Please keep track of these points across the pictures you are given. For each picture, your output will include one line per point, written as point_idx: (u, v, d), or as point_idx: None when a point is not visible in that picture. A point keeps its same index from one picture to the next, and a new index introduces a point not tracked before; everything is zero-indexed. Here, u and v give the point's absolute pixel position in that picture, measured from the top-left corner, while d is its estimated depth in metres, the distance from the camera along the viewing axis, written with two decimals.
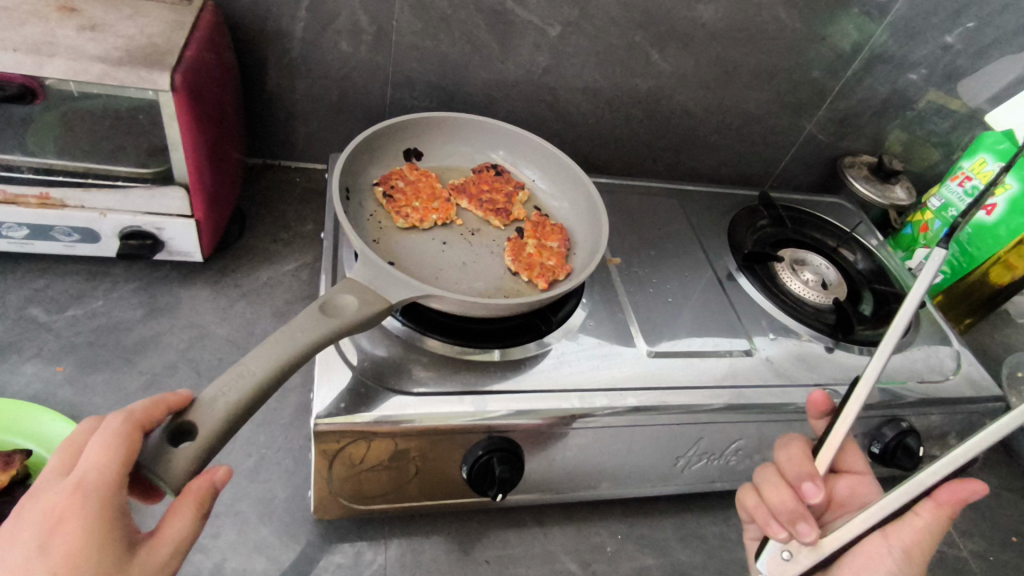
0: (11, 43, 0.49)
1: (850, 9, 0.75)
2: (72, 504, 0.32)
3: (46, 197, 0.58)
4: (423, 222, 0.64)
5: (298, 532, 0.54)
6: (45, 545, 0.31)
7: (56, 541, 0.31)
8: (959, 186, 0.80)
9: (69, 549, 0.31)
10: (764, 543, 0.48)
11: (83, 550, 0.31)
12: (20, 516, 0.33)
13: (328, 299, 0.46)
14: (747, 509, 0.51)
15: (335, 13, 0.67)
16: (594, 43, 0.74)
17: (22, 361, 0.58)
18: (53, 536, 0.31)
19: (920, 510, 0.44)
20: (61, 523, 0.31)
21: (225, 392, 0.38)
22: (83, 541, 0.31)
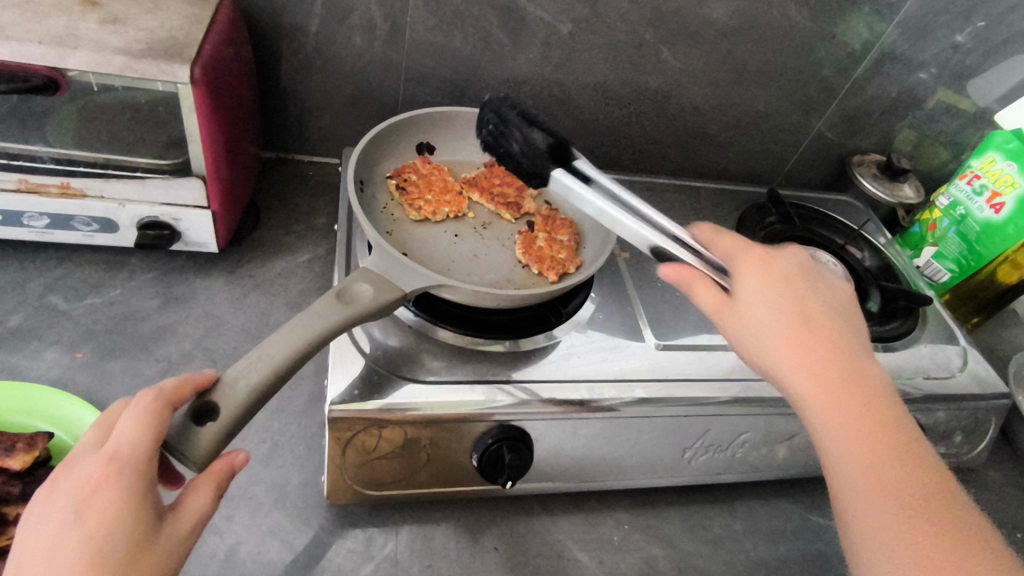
0: (36, 36, 0.50)
1: (860, 7, 0.75)
2: (107, 475, 0.33)
3: (67, 186, 0.59)
4: (436, 214, 0.65)
5: (312, 517, 0.55)
6: (80, 514, 0.32)
7: (91, 508, 0.32)
8: (969, 185, 0.79)
9: (104, 518, 0.32)
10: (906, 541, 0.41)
11: (117, 518, 0.32)
12: (56, 485, 0.34)
13: (344, 286, 0.47)
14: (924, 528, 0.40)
15: (350, 9, 0.68)
16: (605, 40, 0.74)
17: (43, 347, 0.59)
18: (89, 505, 0.32)
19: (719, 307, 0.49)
20: (96, 492, 0.32)
21: (245, 373, 0.39)
22: (116, 511, 0.32)
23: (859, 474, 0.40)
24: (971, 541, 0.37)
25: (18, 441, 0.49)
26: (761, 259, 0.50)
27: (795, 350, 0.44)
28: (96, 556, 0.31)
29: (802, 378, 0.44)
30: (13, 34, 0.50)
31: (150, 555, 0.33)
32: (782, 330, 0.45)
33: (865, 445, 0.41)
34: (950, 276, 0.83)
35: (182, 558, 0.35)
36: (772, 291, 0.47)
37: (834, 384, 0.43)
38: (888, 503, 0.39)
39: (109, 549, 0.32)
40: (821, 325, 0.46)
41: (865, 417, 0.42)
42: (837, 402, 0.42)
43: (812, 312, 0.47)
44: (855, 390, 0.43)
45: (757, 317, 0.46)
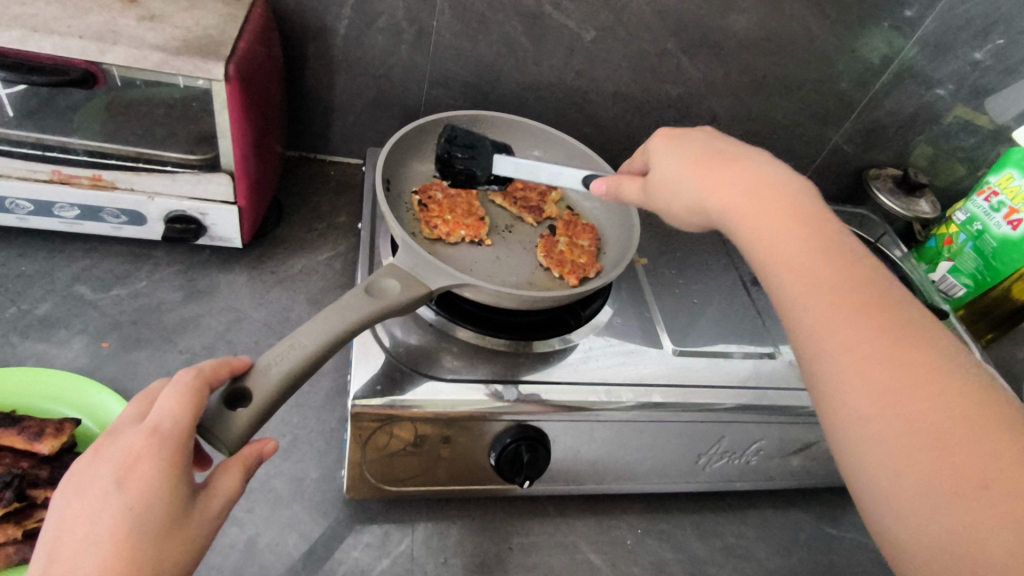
0: (77, 31, 0.52)
1: (881, 23, 0.76)
2: (148, 446, 0.34)
3: (98, 179, 0.60)
4: (450, 235, 0.64)
5: (329, 510, 0.56)
6: (121, 482, 0.33)
7: (131, 479, 0.33)
8: (985, 202, 0.79)
9: (145, 488, 0.33)
10: (907, 439, 0.33)
11: (156, 488, 0.33)
12: (97, 454, 0.35)
13: (373, 282, 0.48)
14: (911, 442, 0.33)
15: (378, 12, 0.69)
16: (627, 49, 0.75)
17: (70, 335, 0.60)
18: (130, 474, 0.33)
19: (670, 183, 0.48)
20: (139, 462, 0.33)
21: (278, 361, 0.41)
22: (156, 482, 0.33)
23: (842, 336, 0.37)
24: (952, 380, 0.34)
25: (46, 426, 0.50)
26: (702, 146, 0.49)
27: (756, 217, 0.42)
28: (133, 528, 0.32)
29: (767, 243, 0.41)
30: (56, 29, 0.51)
31: (182, 530, 0.34)
32: (734, 195, 0.44)
33: (838, 297, 0.38)
34: (965, 290, 0.83)
35: (210, 535, 0.35)
36: (720, 166, 0.46)
37: (803, 245, 0.40)
38: (875, 362, 0.35)
39: (146, 519, 0.33)
40: (774, 185, 0.44)
41: (836, 272, 0.39)
42: (812, 264, 0.39)
43: (764, 175, 0.45)
44: (824, 247, 0.40)
45: (713, 192, 0.45)
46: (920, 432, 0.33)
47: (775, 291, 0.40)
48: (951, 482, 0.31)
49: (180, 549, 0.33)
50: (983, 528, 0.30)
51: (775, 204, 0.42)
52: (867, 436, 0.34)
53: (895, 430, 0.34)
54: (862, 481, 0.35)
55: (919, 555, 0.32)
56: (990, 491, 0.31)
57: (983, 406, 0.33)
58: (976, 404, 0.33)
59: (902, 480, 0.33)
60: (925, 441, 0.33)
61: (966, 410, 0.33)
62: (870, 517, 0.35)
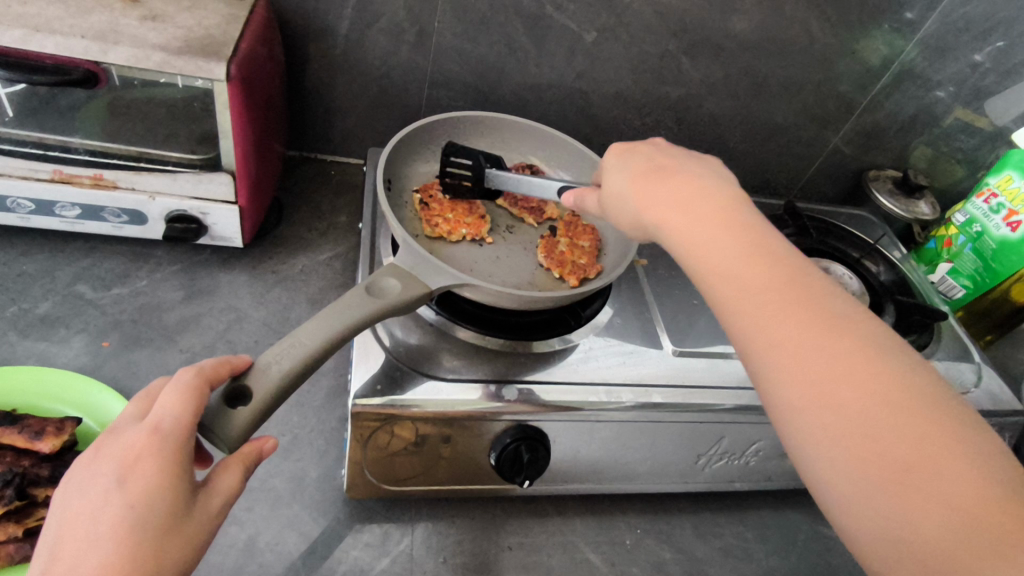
0: (79, 30, 0.52)
1: (881, 25, 0.76)
2: (150, 444, 0.34)
3: (99, 178, 0.60)
4: (452, 233, 0.65)
5: (329, 510, 0.56)
6: (122, 481, 0.33)
7: (133, 477, 0.33)
8: (985, 203, 0.79)
9: (146, 485, 0.33)
10: (850, 445, 0.33)
11: (157, 486, 0.33)
12: (99, 452, 0.35)
13: (373, 281, 0.48)
14: (855, 449, 0.33)
15: (379, 13, 0.69)
16: (628, 50, 0.75)
17: (70, 334, 0.61)
18: (131, 472, 0.33)
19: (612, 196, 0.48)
20: (140, 460, 0.33)
21: (278, 360, 0.41)
22: (157, 480, 0.33)
23: (780, 345, 0.36)
24: (892, 381, 0.34)
25: (47, 425, 0.50)
26: (641, 157, 0.49)
27: (689, 228, 0.42)
28: (135, 525, 0.32)
29: (702, 254, 0.41)
30: (58, 29, 0.51)
31: (183, 528, 0.34)
32: (668, 210, 0.43)
33: (776, 307, 0.37)
34: (964, 291, 0.84)
35: (211, 533, 0.36)
36: (655, 178, 0.45)
37: (735, 252, 0.40)
38: (814, 370, 0.35)
39: (147, 517, 0.33)
40: (708, 199, 0.43)
41: (771, 282, 0.38)
42: (746, 272, 0.39)
43: (698, 187, 0.44)
44: (759, 257, 0.40)
45: (650, 207, 0.44)
46: (858, 435, 0.33)
47: (713, 304, 0.40)
48: (899, 485, 0.32)
49: (182, 546, 0.33)
50: (933, 528, 0.30)
51: (706, 216, 0.42)
52: (816, 442, 0.34)
53: (840, 437, 0.33)
54: (818, 487, 0.35)
55: (878, 556, 0.32)
56: (937, 489, 0.31)
57: (922, 400, 0.33)
58: (916, 403, 0.33)
59: (853, 486, 0.33)
60: (867, 446, 0.33)
61: (907, 409, 0.33)
62: (832, 520, 0.35)
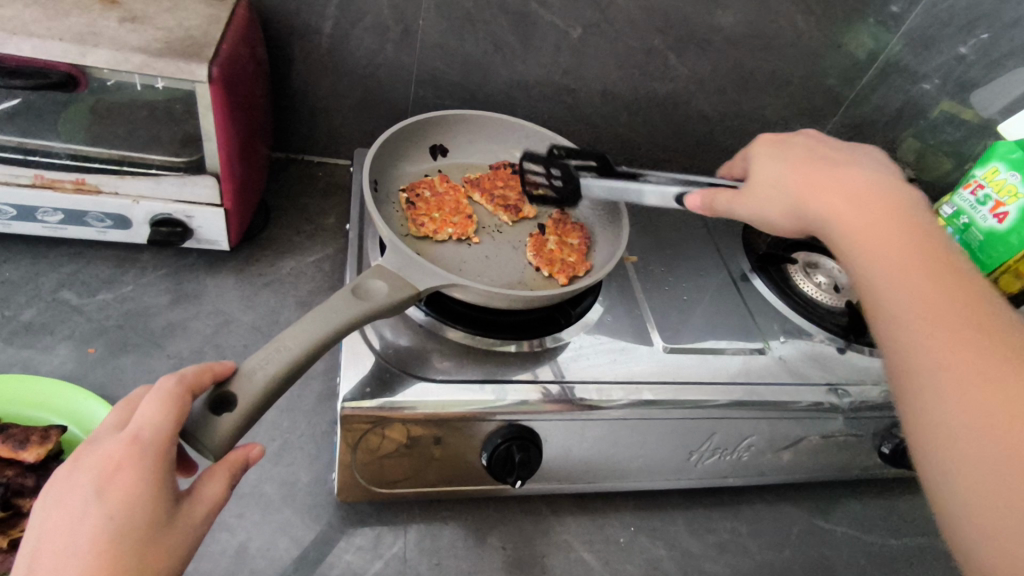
0: (57, 33, 0.51)
1: (867, 18, 0.76)
2: (129, 455, 0.34)
3: (82, 182, 0.60)
4: (438, 232, 0.64)
5: (321, 513, 0.55)
6: (101, 493, 0.33)
7: (112, 488, 0.33)
8: (972, 194, 0.80)
9: (125, 497, 0.33)
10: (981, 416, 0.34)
11: (137, 498, 0.33)
12: (78, 463, 0.34)
13: (360, 283, 0.48)
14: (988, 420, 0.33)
15: (364, 12, 0.69)
16: (615, 46, 0.75)
17: (55, 341, 0.60)
18: (110, 484, 0.33)
19: (768, 185, 0.51)
20: (119, 471, 0.33)
21: (264, 364, 0.40)
22: (136, 492, 0.33)
23: (915, 308, 0.39)
24: None
25: (32, 434, 0.49)
26: (804, 158, 0.52)
27: (854, 214, 0.44)
28: (114, 538, 0.32)
29: (857, 227, 0.44)
30: (35, 31, 0.50)
31: (165, 540, 0.33)
32: (834, 197, 0.46)
33: (927, 282, 0.39)
34: None
35: (195, 543, 0.35)
36: (821, 171, 0.49)
37: (892, 236, 0.42)
38: (955, 339, 0.36)
39: (128, 529, 0.32)
40: (881, 195, 0.46)
41: (924, 263, 0.40)
42: (903, 247, 0.41)
43: (864, 186, 0.47)
44: (917, 244, 0.42)
45: (815, 194, 0.47)
46: (995, 404, 0.34)
47: (864, 278, 0.42)
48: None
49: (164, 554, 0.33)
50: None
51: (872, 209, 0.44)
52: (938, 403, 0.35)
53: (976, 405, 0.34)
54: (938, 467, 0.35)
55: (989, 533, 0.32)
56: None
57: None
58: None
59: (979, 456, 0.33)
60: (1002, 416, 0.33)
61: None
62: (943, 507, 0.35)
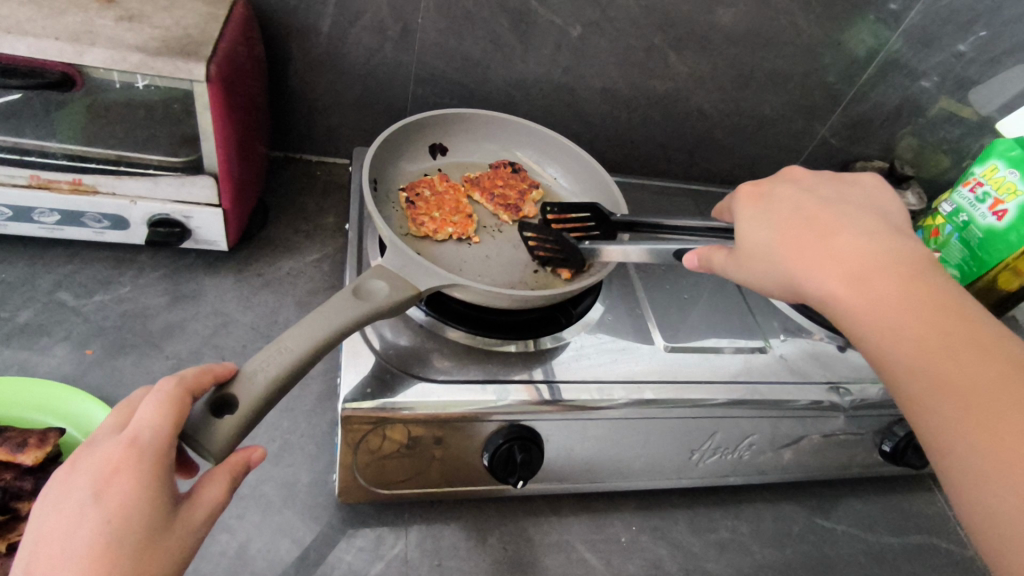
0: (53, 32, 0.50)
1: (866, 15, 0.76)
2: (127, 458, 0.33)
3: (78, 183, 0.59)
4: (438, 232, 0.64)
5: (321, 515, 0.55)
6: (99, 496, 0.32)
7: (110, 491, 0.32)
8: (971, 193, 0.80)
9: (124, 501, 0.32)
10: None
11: (135, 502, 0.33)
12: (76, 466, 0.34)
13: (361, 283, 0.48)
14: None
15: (362, 11, 0.68)
16: (615, 44, 0.75)
17: (52, 343, 0.59)
18: (108, 487, 0.32)
19: (759, 256, 0.45)
20: (117, 474, 0.33)
21: (264, 366, 0.40)
22: (135, 495, 0.33)
23: (955, 405, 0.36)
24: None
25: (30, 437, 0.49)
26: (788, 209, 0.46)
27: (864, 292, 0.40)
28: (112, 542, 0.32)
29: (871, 314, 0.39)
30: (30, 30, 0.50)
31: (164, 544, 0.33)
32: (831, 271, 0.41)
33: (957, 364, 0.37)
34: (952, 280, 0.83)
35: (195, 547, 0.35)
36: (813, 236, 0.43)
37: (909, 311, 0.39)
38: (996, 431, 0.34)
39: (126, 533, 0.32)
40: (878, 254, 0.41)
41: (949, 338, 0.38)
42: (925, 321, 0.38)
43: (861, 244, 0.42)
44: (936, 315, 0.38)
45: (813, 267, 0.42)
46: None
47: (890, 364, 0.39)
48: None
49: (162, 559, 0.33)
50: None
51: (882, 284, 0.40)
52: (995, 513, 0.34)
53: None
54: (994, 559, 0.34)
55: None
56: None
57: None
58: None
59: None
60: None
61: None
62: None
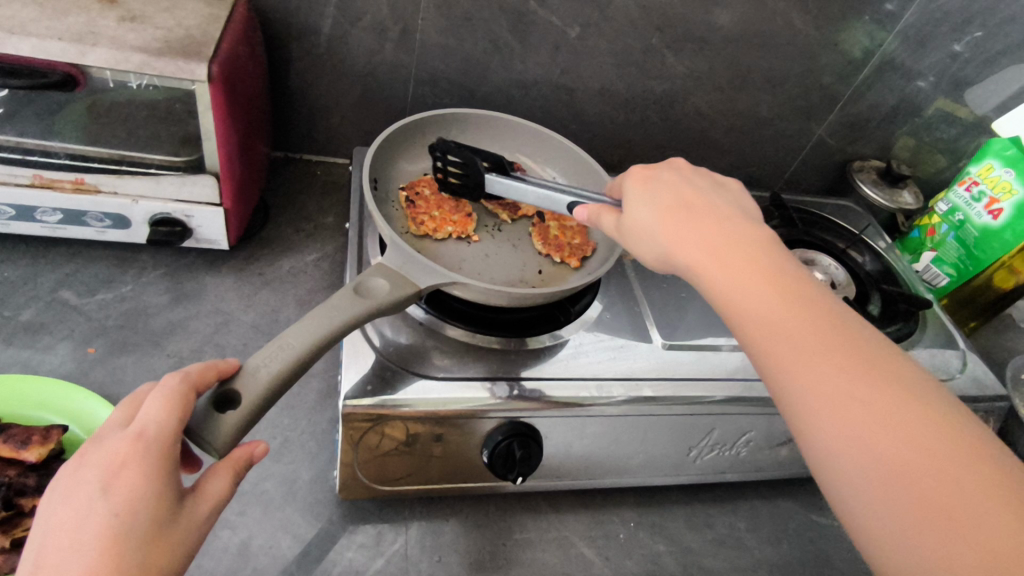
0: (56, 33, 0.51)
1: (863, 16, 0.76)
2: (134, 452, 0.34)
3: (81, 182, 0.60)
4: (435, 231, 0.65)
5: (322, 511, 0.56)
6: (106, 489, 0.33)
7: (116, 484, 0.33)
8: (967, 192, 0.80)
9: (131, 494, 0.33)
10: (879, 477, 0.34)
11: (141, 495, 0.33)
12: (83, 459, 0.34)
13: (361, 281, 0.48)
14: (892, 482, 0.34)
15: (362, 12, 0.69)
16: (612, 44, 0.75)
17: (55, 341, 0.60)
18: (114, 481, 0.33)
19: (639, 231, 0.47)
20: (123, 467, 0.33)
21: (267, 363, 0.41)
22: (141, 488, 0.33)
23: (805, 376, 0.38)
24: (916, 420, 0.35)
25: (33, 433, 0.49)
26: (671, 193, 0.48)
27: (724, 271, 0.42)
28: (119, 534, 0.32)
29: (745, 301, 0.41)
30: (34, 31, 0.50)
31: (169, 537, 0.34)
32: (697, 251, 0.44)
33: (807, 339, 0.39)
34: (948, 279, 0.84)
35: (200, 540, 0.35)
36: (688, 217, 0.45)
37: (764, 289, 0.41)
38: (841, 403, 0.36)
39: (132, 526, 0.32)
40: (739, 238, 0.44)
41: (797, 315, 0.39)
42: (777, 298, 0.40)
43: (727, 229, 0.45)
44: (787, 294, 0.40)
45: (684, 247, 0.44)
46: (894, 465, 0.34)
47: (749, 341, 0.41)
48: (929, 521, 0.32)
49: (168, 552, 0.33)
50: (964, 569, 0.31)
51: (732, 261, 0.42)
52: (846, 474, 0.35)
53: (872, 469, 0.34)
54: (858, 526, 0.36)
55: None
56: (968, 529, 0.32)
57: (955, 441, 0.34)
58: (948, 439, 0.34)
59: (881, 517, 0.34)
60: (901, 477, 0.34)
61: (928, 446, 0.34)
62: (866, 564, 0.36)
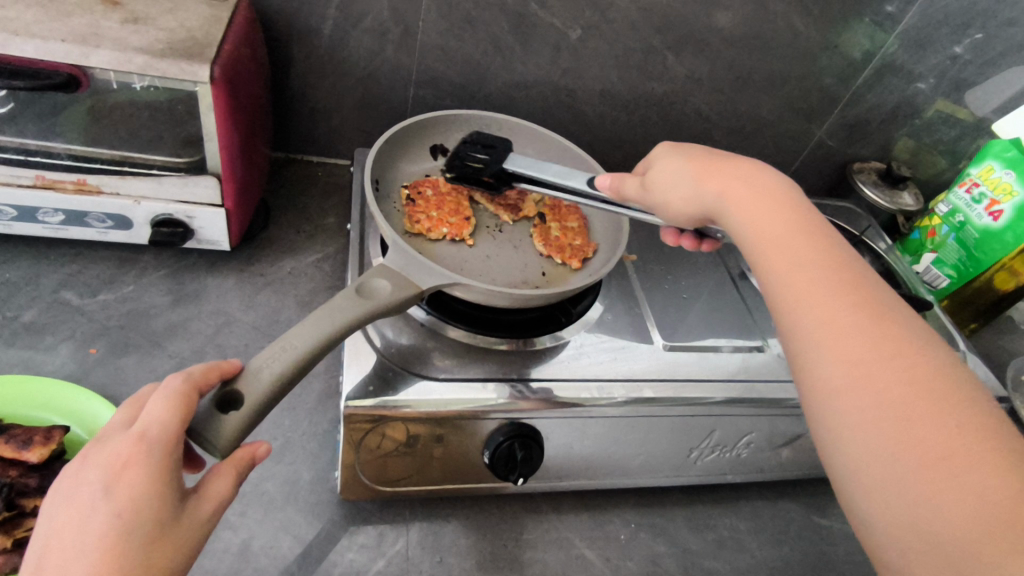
0: (59, 34, 0.51)
1: (863, 17, 0.77)
2: (137, 452, 0.34)
3: (83, 183, 0.60)
4: (432, 231, 0.65)
5: (323, 512, 0.56)
6: (109, 490, 0.33)
7: (119, 486, 0.33)
8: (967, 193, 0.80)
9: (134, 495, 0.33)
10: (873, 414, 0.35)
11: (144, 496, 0.33)
12: (86, 460, 0.34)
13: (364, 282, 0.48)
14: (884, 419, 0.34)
15: (363, 13, 0.69)
16: (613, 46, 0.76)
17: (57, 342, 0.60)
18: (117, 482, 0.33)
19: (667, 175, 0.49)
20: (126, 468, 0.33)
21: (269, 363, 0.41)
22: (144, 489, 0.33)
23: (815, 312, 0.39)
24: (915, 365, 0.36)
25: (35, 434, 0.49)
26: (701, 151, 0.50)
27: (750, 212, 0.44)
28: (121, 535, 0.32)
29: (781, 262, 0.41)
30: (37, 32, 0.50)
31: (172, 539, 0.34)
32: (726, 192, 0.45)
33: (819, 280, 0.40)
34: (948, 281, 0.84)
35: (202, 541, 0.35)
36: (718, 166, 0.47)
37: (786, 233, 0.42)
38: (844, 343, 0.37)
39: (135, 527, 0.32)
40: (765, 188, 0.45)
41: (812, 258, 0.41)
42: (795, 243, 0.42)
43: (756, 177, 0.46)
44: (807, 239, 0.42)
45: (714, 188, 0.46)
46: (889, 406, 0.34)
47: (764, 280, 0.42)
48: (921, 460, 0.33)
49: (171, 553, 0.33)
50: (948, 508, 0.31)
51: (759, 200, 0.44)
52: (842, 410, 0.36)
53: (867, 407, 0.35)
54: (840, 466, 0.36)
55: (886, 529, 0.34)
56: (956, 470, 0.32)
57: (953, 390, 0.35)
58: (945, 386, 0.35)
59: (869, 453, 0.34)
60: (895, 416, 0.34)
61: (926, 390, 0.35)
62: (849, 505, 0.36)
